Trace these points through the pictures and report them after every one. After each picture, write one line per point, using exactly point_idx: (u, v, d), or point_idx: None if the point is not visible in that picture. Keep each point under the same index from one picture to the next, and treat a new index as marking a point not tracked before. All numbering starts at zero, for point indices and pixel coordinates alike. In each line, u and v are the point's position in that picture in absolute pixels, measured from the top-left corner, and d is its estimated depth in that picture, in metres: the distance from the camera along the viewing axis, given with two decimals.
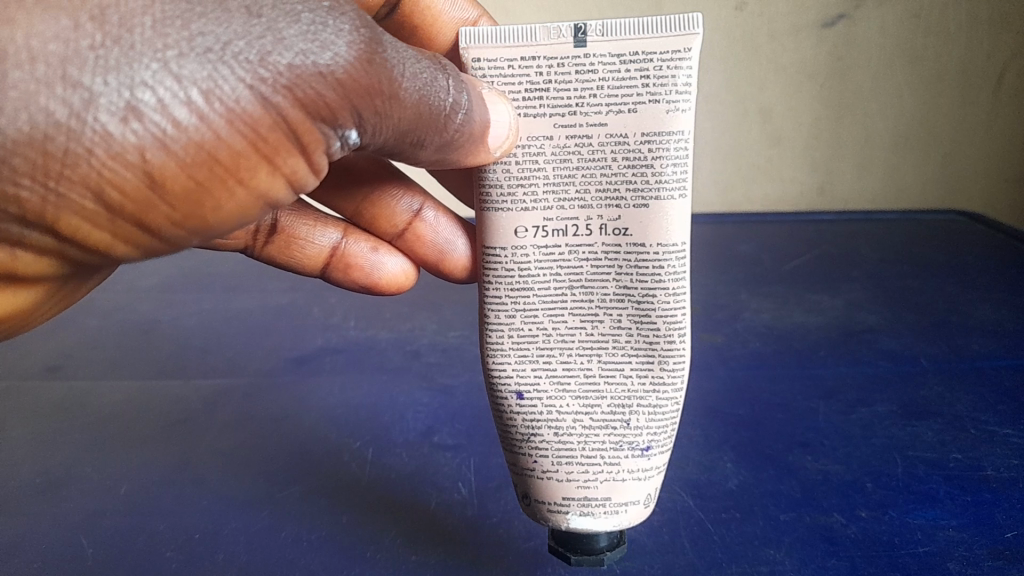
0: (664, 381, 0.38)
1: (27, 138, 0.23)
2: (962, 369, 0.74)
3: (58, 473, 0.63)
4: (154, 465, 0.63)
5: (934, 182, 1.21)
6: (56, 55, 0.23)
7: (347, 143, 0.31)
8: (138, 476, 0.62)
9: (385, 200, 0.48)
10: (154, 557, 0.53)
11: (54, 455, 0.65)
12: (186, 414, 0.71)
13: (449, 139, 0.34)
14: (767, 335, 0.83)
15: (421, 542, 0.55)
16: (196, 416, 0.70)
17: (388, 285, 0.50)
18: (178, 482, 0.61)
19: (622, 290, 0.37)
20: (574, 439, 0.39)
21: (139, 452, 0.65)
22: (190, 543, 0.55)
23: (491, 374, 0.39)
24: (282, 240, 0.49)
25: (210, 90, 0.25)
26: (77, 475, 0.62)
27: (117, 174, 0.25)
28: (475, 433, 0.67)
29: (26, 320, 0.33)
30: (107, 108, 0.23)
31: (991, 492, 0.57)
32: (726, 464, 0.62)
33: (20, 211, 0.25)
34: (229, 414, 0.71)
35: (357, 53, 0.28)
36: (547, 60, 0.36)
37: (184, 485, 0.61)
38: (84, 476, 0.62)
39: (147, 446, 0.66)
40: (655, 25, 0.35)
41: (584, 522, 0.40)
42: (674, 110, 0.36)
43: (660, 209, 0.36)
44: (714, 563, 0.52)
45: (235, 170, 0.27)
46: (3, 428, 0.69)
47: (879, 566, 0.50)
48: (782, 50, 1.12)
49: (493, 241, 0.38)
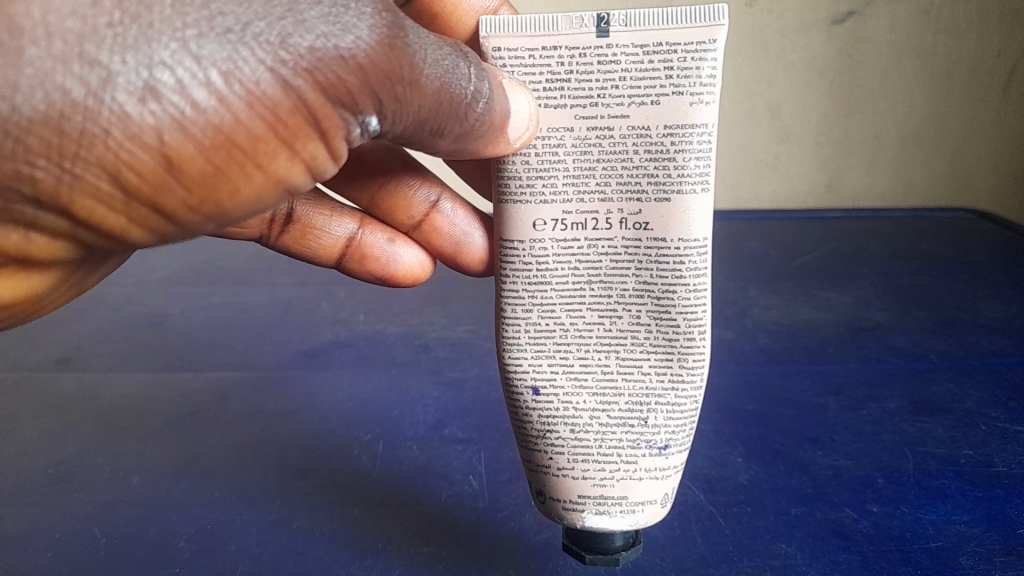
0: (683, 379, 0.37)
1: (42, 116, 0.23)
2: (973, 367, 0.73)
3: (68, 465, 0.62)
4: (160, 460, 0.63)
5: (944, 181, 1.20)
6: (73, 33, 0.22)
7: (367, 129, 0.30)
8: (147, 470, 0.62)
9: (402, 190, 0.48)
10: (165, 549, 0.53)
11: (65, 447, 0.65)
12: (196, 406, 0.71)
13: (469, 129, 0.33)
14: (777, 332, 0.81)
15: (430, 537, 0.54)
16: (205, 410, 0.70)
17: (404, 277, 0.49)
18: (187, 475, 0.61)
19: (642, 286, 0.37)
20: (591, 436, 0.38)
21: (145, 448, 0.64)
22: (202, 534, 0.54)
23: (506, 369, 0.39)
24: (297, 229, 0.48)
25: (230, 71, 0.24)
26: (86, 468, 0.62)
27: (134, 155, 0.24)
28: (486, 428, 0.66)
29: (36, 306, 0.32)
30: (125, 87, 0.23)
31: (1003, 489, 0.56)
32: (738, 458, 0.61)
33: (35, 192, 0.24)
34: (237, 409, 0.70)
35: (379, 38, 0.27)
36: (569, 50, 0.35)
37: (193, 479, 0.60)
38: (93, 469, 0.62)
39: (159, 441, 0.65)
40: (680, 16, 0.34)
41: (599, 521, 0.39)
42: (697, 102, 0.35)
43: (682, 203, 0.36)
44: (726, 557, 0.51)
45: (253, 155, 0.27)
46: (12, 421, 0.69)
47: (891, 561, 0.50)
48: (791, 47, 1.11)
49: (511, 233, 0.37)
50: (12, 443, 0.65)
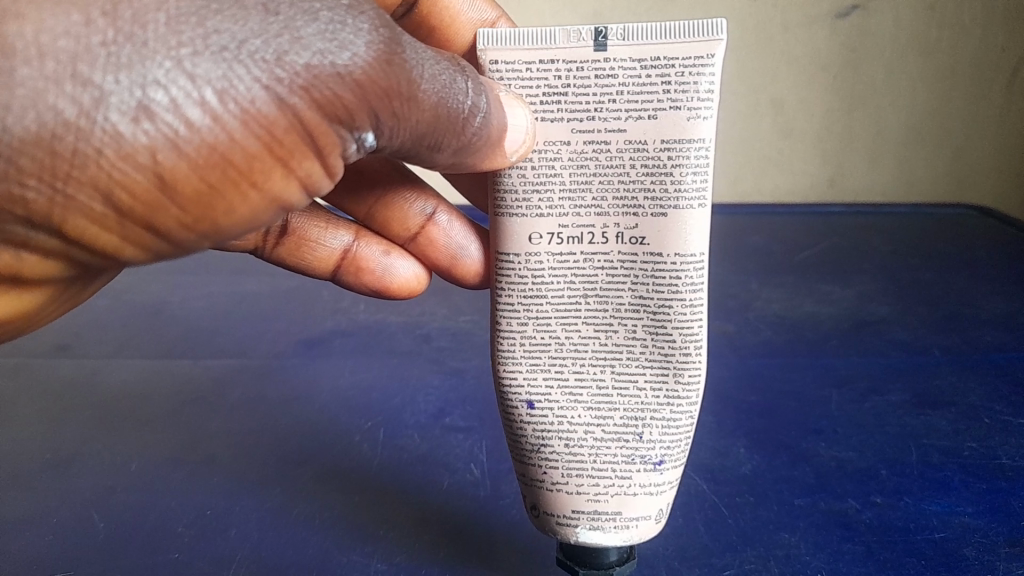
0: (679, 394, 0.37)
1: (34, 136, 0.22)
2: (975, 361, 0.73)
3: (68, 450, 0.62)
4: (164, 446, 0.63)
5: (946, 175, 1.19)
6: (66, 52, 0.22)
7: (363, 146, 0.30)
8: (149, 454, 0.62)
9: (398, 203, 0.48)
10: (165, 534, 0.53)
11: (64, 434, 0.64)
12: (197, 393, 0.70)
13: (466, 143, 0.33)
14: (779, 325, 0.82)
15: (431, 526, 0.54)
16: (206, 396, 0.70)
17: (399, 290, 0.49)
18: (188, 461, 0.61)
19: (638, 301, 0.36)
20: (585, 451, 0.38)
21: (148, 433, 0.64)
22: (203, 520, 0.54)
23: (502, 383, 0.39)
24: (292, 241, 0.48)
25: (225, 90, 0.24)
26: (88, 452, 0.62)
27: (127, 175, 0.24)
28: (487, 416, 0.66)
29: (29, 322, 0.32)
30: (118, 107, 0.23)
31: (1006, 481, 0.56)
32: (740, 450, 0.61)
33: (27, 212, 0.24)
34: (239, 395, 0.70)
35: (375, 54, 0.27)
36: (566, 63, 0.35)
37: (194, 463, 0.60)
38: (94, 453, 0.62)
39: (160, 428, 0.65)
40: (679, 29, 0.34)
41: (594, 536, 0.39)
42: (695, 117, 0.35)
43: (679, 218, 0.35)
44: (730, 547, 0.51)
45: (248, 174, 0.27)
46: (12, 406, 0.69)
47: (895, 551, 0.50)
48: (794, 41, 1.11)
49: (507, 246, 0.37)
50: (13, 427, 0.65)
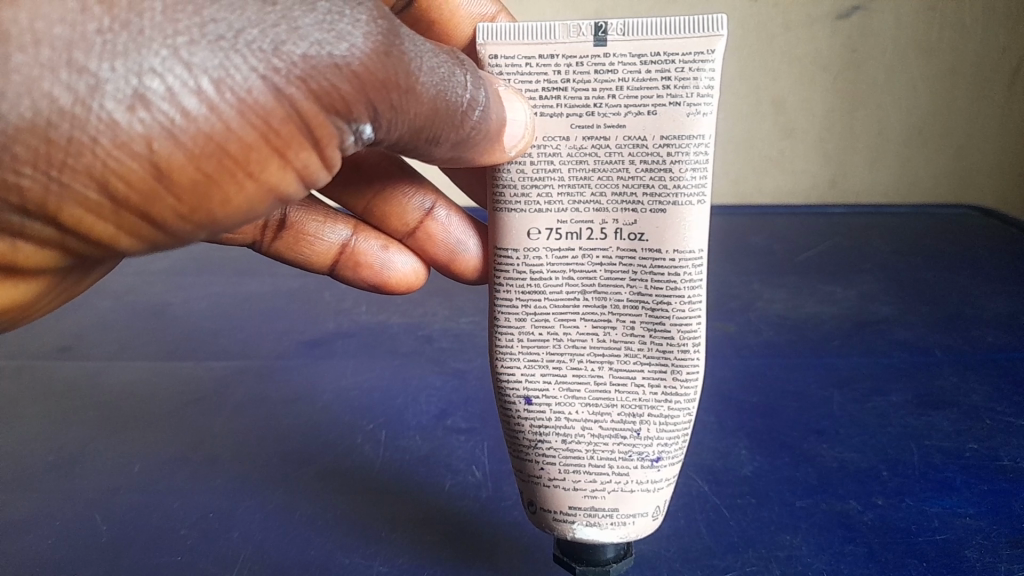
0: (676, 392, 0.37)
1: (29, 124, 0.22)
2: (978, 361, 0.73)
3: (72, 451, 0.62)
4: (166, 447, 0.62)
5: (949, 177, 1.19)
6: (61, 39, 0.22)
7: (361, 137, 0.30)
8: (151, 456, 0.61)
9: (397, 197, 0.48)
10: (167, 535, 0.53)
11: (65, 435, 0.64)
12: (198, 395, 0.70)
13: (464, 137, 0.33)
14: (781, 325, 0.81)
15: (431, 528, 0.54)
16: (207, 397, 0.70)
17: (398, 284, 0.49)
18: (193, 461, 0.61)
19: (636, 297, 0.36)
20: (582, 447, 0.38)
21: (150, 434, 0.64)
22: (205, 522, 0.54)
23: (499, 378, 0.39)
24: (290, 236, 0.48)
25: (222, 80, 0.24)
26: (90, 453, 0.62)
27: (122, 164, 0.24)
28: (489, 417, 0.66)
29: (25, 312, 0.32)
30: (113, 95, 0.23)
31: (1008, 482, 0.56)
32: (742, 450, 0.61)
33: (22, 200, 0.24)
34: (241, 397, 0.70)
35: (373, 45, 0.27)
36: (566, 58, 0.35)
37: (199, 463, 0.60)
38: (96, 455, 0.62)
39: (161, 429, 0.65)
40: (679, 25, 0.34)
41: (590, 533, 0.39)
42: (695, 113, 0.34)
43: (678, 214, 0.35)
44: (731, 548, 0.51)
45: (244, 163, 0.26)
46: (14, 407, 0.69)
47: (897, 552, 0.50)
48: (795, 40, 1.12)
49: (506, 242, 0.37)
50: (14, 429, 0.65)
